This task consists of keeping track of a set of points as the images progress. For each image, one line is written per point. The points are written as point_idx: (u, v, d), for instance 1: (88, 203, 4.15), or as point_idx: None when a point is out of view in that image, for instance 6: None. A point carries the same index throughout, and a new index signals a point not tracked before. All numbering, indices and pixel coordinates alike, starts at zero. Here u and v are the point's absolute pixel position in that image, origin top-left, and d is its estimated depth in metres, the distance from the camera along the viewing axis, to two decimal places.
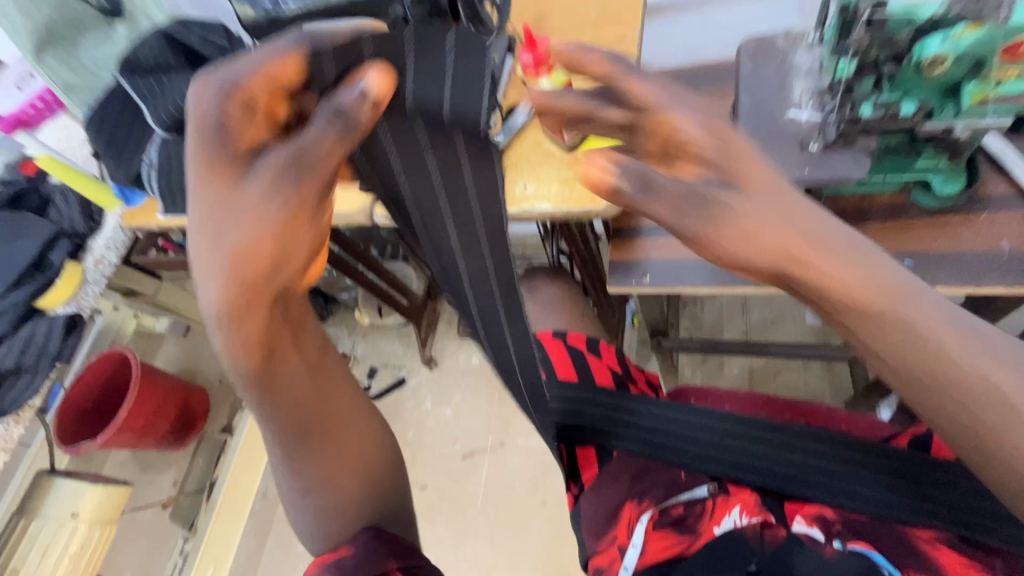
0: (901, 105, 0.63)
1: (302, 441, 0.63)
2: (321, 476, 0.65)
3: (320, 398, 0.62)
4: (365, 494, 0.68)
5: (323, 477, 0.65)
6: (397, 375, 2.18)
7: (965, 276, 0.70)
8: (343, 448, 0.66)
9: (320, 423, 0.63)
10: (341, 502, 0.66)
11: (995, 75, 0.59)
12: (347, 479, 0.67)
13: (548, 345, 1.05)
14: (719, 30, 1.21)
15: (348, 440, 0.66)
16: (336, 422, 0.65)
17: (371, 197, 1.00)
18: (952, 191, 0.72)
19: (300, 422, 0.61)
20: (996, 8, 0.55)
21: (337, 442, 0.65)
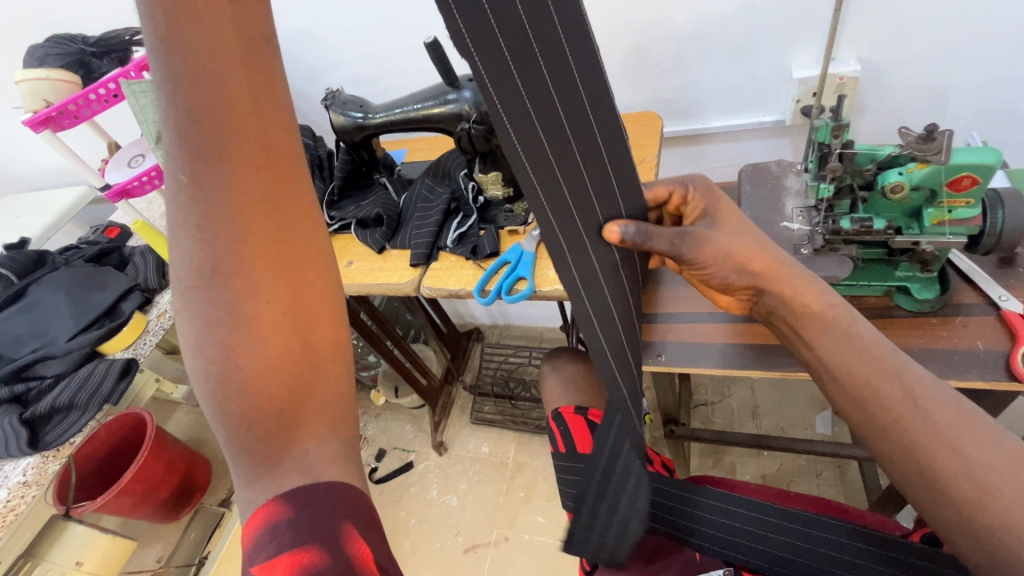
0: (873, 221, 0.77)
1: (235, 323, 0.39)
2: (253, 391, 0.40)
3: (284, 287, 0.41)
4: (323, 427, 0.43)
5: (262, 409, 0.40)
6: (406, 458, 2.18)
7: (946, 370, 0.79)
8: (303, 345, 0.41)
9: (278, 299, 0.40)
10: (290, 435, 0.41)
11: (946, 204, 0.74)
12: (289, 398, 0.41)
13: (570, 419, 1.15)
14: (722, 162, 1.44)
15: (311, 334, 0.42)
16: (297, 307, 0.41)
17: (420, 272, 1.15)
18: (929, 297, 0.84)
19: (248, 291, 0.39)
20: (937, 152, 0.69)
21: (293, 330, 0.41)
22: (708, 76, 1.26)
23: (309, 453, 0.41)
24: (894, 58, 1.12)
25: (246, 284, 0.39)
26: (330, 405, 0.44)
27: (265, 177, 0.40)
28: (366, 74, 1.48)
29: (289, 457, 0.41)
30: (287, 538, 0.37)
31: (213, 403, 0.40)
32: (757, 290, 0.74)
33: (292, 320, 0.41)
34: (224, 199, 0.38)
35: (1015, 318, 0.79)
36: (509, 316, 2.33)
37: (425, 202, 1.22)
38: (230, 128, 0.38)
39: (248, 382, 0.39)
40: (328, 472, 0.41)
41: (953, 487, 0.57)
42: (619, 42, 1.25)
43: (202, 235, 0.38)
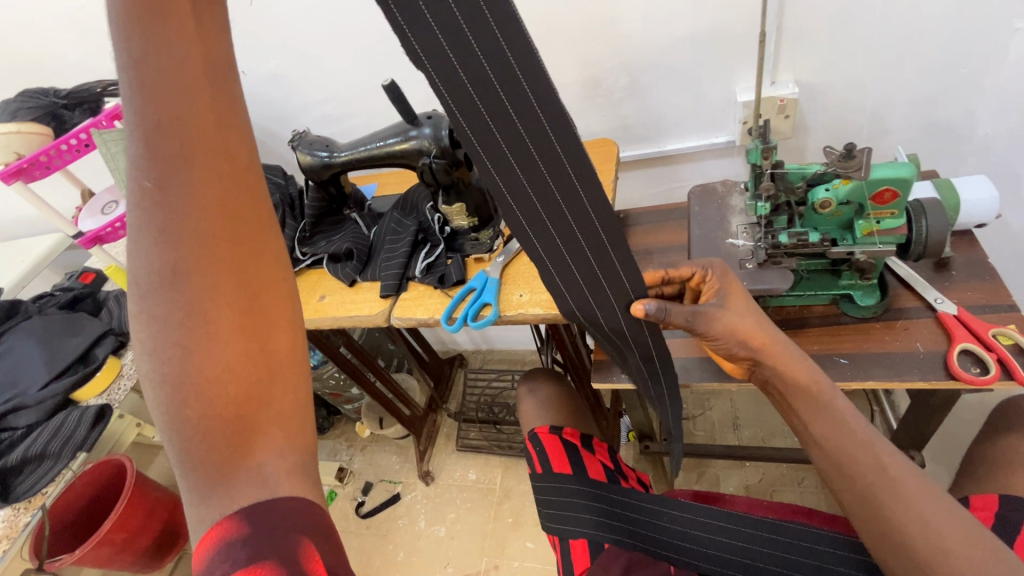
0: (809, 235, 0.82)
1: (192, 322, 0.36)
2: (210, 397, 0.36)
3: (239, 280, 0.37)
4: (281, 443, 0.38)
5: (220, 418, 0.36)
6: (392, 490, 2.16)
7: (890, 372, 0.83)
8: (264, 349, 0.38)
9: (236, 298, 0.37)
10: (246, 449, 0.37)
11: (873, 215, 0.79)
12: (250, 408, 0.37)
13: (545, 439, 1.17)
14: (682, 182, 1.50)
15: (273, 336, 0.38)
16: (258, 308, 0.38)
17: (390, 302, 1.17)
18: (871, 303, 0.88)
19: (207, 287, 0.36)
20: (856, 168, 0.73)
21: (253, 332, 0.37)
22: (660, 103, 1.32)
23: (270, 470, 0.37)
24: (829, 81, 1.19)
25: (205, 281, 0.36)
26: (296, 415, 0.39)
27: (228, 171, 0.38)
28: (335, 114, 1.53)
29: (246, 474, 0.36)
30: (241, 556, 0.33)
31: (168, 413, 0.36)
32: (754, 364, 0.76)
33: (252, 320, 0.37)
34: (184, 192, 0.36)
35: (950, 320, 0.83)
36: (491, 341, 2.35)
37: (393, 235, 1.25)
38: (192, 124, 0.37)
39: (205, 388, 0.36)
40: (286, 488, 0.37)
41: (913, 549, 0.65)
42: (574, 75, 1.31)
43: (160, 229, 0.36)
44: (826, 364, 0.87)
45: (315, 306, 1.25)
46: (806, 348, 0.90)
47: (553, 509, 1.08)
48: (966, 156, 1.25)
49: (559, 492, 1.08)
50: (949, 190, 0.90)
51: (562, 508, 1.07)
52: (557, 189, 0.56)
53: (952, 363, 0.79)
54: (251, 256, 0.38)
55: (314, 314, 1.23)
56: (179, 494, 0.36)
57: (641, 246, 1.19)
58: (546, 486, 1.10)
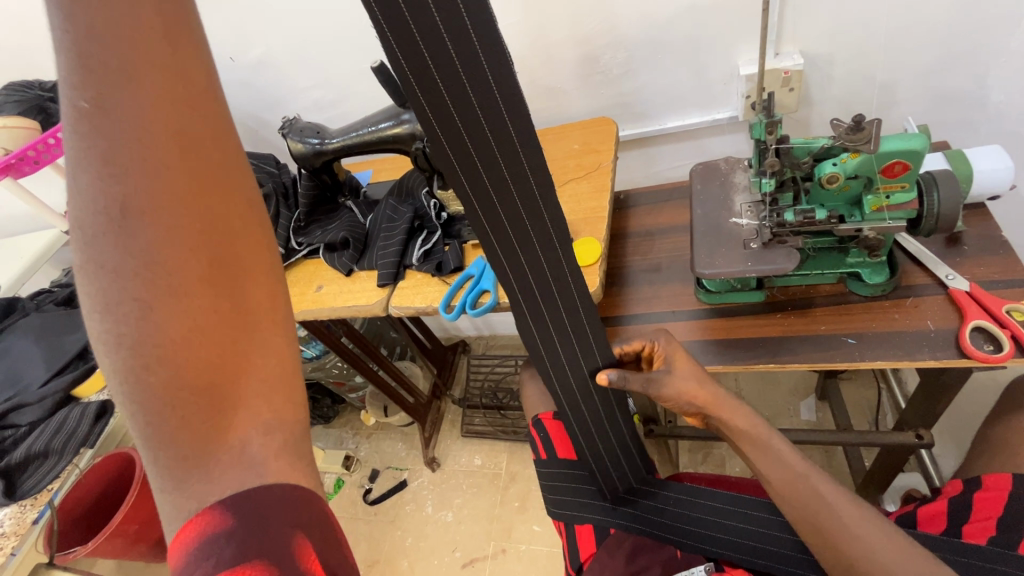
0: (815, 212, 0.79)
1: (150, 273, 0.31)
2: (176, 358, 0.32)
3: (207, 231, 0.33)
4: (267, 410, 0.35)
5: (194, 384, 0.33)
6: (399, 477, 2.17)
7: (900, 351, 0.80)
8: (236, 306, 0.34)
9: (202, 248, 0.33)
10: (223, 420, 0.34)
11: (882, 190, 0.76)
12: (221, 370, 0.34)
13: (548, 425, 1.13)
14: (684, 160, 1.46)
15: (246, 292, 0.35)
16: (228, 259, 0.34)
17: (388, 291, 1.15)
18: (881, 281, 0.85)
19: (167, 233, 0.32)
20: (865, 141, 0.70)
21: (223, 285, 0.34)
22: (660, 78, 1.28)
23: (249, 442, 0.34)
24: (835, 50, 1.14)
25: (164, 231, 0.32)
26: (281, 378, 0.36)
27: (186, 99, 0.33)
28: (326, 99, 1.49)
29: (222, 445, 0.33)
30: (227, 553, 0.30)
31: (128, 373, 0.32)
32: (706, 416, 0.85)
33: (220, 273, 0.34)
34: (134, 118, 0.31)
35: (963, 297, 0.81)
36: (493, 327, 2.34)
37: (389, 223, 1.23)
38: (145, 49, 0.31)
39: (169, 350, 0.32)
40: (272, 469, 0.34)
41: None
42: (570, 52, 1.27)
43: (107, 163, 0.31)
44: (834, 344, 0.85)
45: (313, 297, 1.24)
46: (813, 329, 0.88)
47: (558, 495, 1.07)
48: (979, 124, 1.21)
49: (563, 479, 1.06)
50: (961, 162, 0.88)
51: (566, 494, 1.06)
52: (511, 172, 0.55)
53: (964, 341, 0.76)
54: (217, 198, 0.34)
55: (313, 306, 1.22)
56: (145, 463, 0.33)
57: (643, 227, 1.16)
58: (550, 473, 1.09)
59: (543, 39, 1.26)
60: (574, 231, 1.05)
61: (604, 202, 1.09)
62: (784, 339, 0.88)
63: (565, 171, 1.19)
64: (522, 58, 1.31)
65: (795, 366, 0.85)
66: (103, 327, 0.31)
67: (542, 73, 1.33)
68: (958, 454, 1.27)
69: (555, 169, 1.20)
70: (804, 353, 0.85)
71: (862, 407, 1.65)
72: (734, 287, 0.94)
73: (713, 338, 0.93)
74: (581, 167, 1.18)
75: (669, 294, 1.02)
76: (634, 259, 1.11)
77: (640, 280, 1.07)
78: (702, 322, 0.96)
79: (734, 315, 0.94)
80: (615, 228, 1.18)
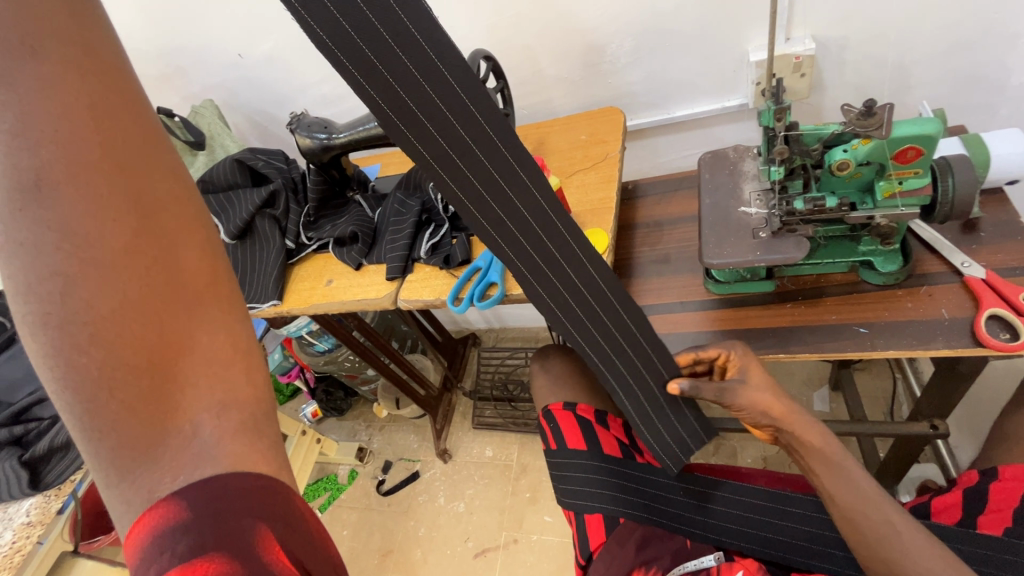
0: (825, 200, 0.78)
1: (72, 245, 0.31)
2: (108, 336, 0.31)
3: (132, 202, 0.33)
4: (211, 390, 0.34)
5: (127, 365, 0.32)
6: (412, 468, 2.20)
7: (913, 340, 0.79)
8: (170, 277, 0.34)
9: (129, 218, 0.33)
10: (164, 402, 0.33)
11: (894, 175, 0.75)
12: (159, 335, 0.33)
13: (559, 416, 1.12)
14: (693, 149, 1.44)
15: (179, 254, 0.34)
16: (154, 219, 0.34)
17: (396, 285, 1.16)
18: (893, 269, 0.84)
19: (87, 198, 0.32)
20: (876, 127, 0.69)
21: (149, 247, 0.34)
22: (668, 65, 1.26)
23: (200, 422, 0.33)
24: (848, 33, 1.12)
25: (87, 201, 0.32)
26: (229, 357, 0.36)
27: (97, 71, 0.34)
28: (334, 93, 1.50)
29: (171, 427, 0.32)
30: (183, 547, 0.28)
31: (57, 358, 0.31)
32: (778, 431, 0.80)
33: (147, 236, 0.34)
34: (39, 87, 0.32)
35: (978, 284, 0.79)
36: (503, 319, 2.35)
37: (397, 217, 1.23)
38: (59, 40, 0.33)
39: (100, 324, 0.31)
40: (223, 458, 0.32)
41: None
42: (577, 40, 1.26)
43: (22, 134, 0.31)
44: (845, 334, 0.84)
45: (323, 291, 1.26)
46: (824, 319, 0.87)
47: (567, 485, 1.06)
48: (997, 107, 1.17)
49: (573, 469, 1.05)
50: (977, 146, 0.86)
51: (576, 484, 1.05)
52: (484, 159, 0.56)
53: (980, 329, 0.75)
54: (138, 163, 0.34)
55: (323, 299, 1.24)
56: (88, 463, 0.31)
57: (650, 218, 1.16)
58: (559, 463, 1.08)
59: (548, 27, 1.25)
60: (581, 222, 1.05)
61: (611, 192, 1.08)
62: (794, 329, 0.87)
63: (571, 162, 1.18)
64: (527, 48, 1.30)
65: (805, 356, 0.84)
66: (25, 303, 0.31)
67: (548, 63, 1.32)
68: (975, 444, 1.25)
69: (561, 160, 1.20)
70: (814, 343, 0.85)
71: (876, 398, 1.63)
72: (743, 277, 0.93)
73: (722, 328, 0.93)
74: (587, 157, 1.17)
75: (677, 285, 1.02)
76: (641, 250, 1.10)
77: (648, 270, 1.06)
78: (711, 313, 0.95)
79: (743, 305, 0.94)
80: (623, 219, 1.17)
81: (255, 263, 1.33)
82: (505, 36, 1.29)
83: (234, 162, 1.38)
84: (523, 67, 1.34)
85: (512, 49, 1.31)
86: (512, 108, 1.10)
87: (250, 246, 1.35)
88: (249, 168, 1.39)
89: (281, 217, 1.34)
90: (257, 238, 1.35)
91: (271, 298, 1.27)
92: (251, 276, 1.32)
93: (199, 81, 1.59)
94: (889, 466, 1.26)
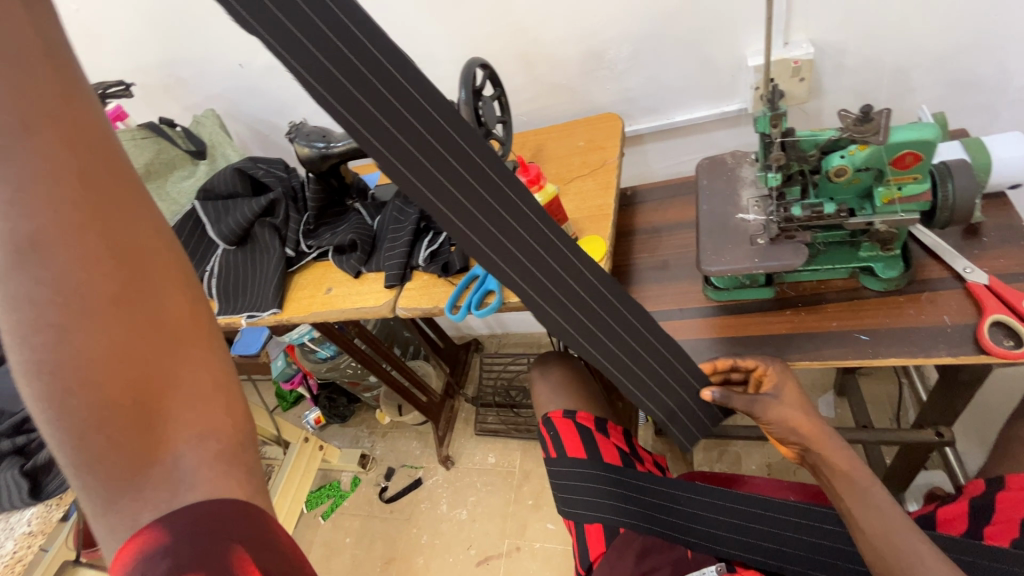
0: (823, 206, 0.77)
1: (63, 296, 0.32)
2: (97, 378, 0.33)
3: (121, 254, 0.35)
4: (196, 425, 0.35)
5: (116, 405, 0.33)
6: (414, 475, 2.19)
7: (913, 348, 0.78)
8: (155, 321, 0.35)
9: (117, 270, 0.35)
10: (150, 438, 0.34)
11: (893, 181, 0.74)
12: (146, 369, 0.34)
13: (559, 424, 1.11)
14: (692, 154, 1.44)
15: (162, 299, 0.36)
16: (135, 252, 0.36)
17: (394, 293, 1.16)
18: (894, 275, 0.83)
19: (78, 250, 0.33)
20: (872, 133, 0.69)
21: (131, 279, 0.35)
22: (666, 71, 1.26)
23: (183, 452, 0.34)
24: (848, 36, 1.11)
25: (78, 253, 0.33)
26: (214, 393, 0.37)
27: (80, 136, 0.35)
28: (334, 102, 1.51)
29: (155, 458, 0.34)
30: (161, 569, 0.30)
31: (49, 402, 0.32)
32: (804, 450, 0.76)
33: (130, 269, 0.35)
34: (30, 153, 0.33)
35: (981, 290, 0.78)
36: (506, 325, 2.34)
37: (396, 224, 1.23)
38: (42, 106, 0.35)
39: (90, 367, 0.32)
40: (199, 492, 0.33)
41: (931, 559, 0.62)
42: (575, 46, 1.26)
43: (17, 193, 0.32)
44: (845, 341, 0.83)
45: (322, 299, 1.26)
46: (824, 326, 0.86)
47: (567, 493, 1.05)
48: (999, 111, 1.16)
49: (572, 477, 1.04)
50: (979, 150, 0.85)
51: (575, 493, 1.04)
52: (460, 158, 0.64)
53: (982, 336, 0.74)
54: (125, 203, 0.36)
55: (323, 308, 1.24)
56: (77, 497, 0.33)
57: (649, 224, 1.15)
58: (559, 471, 1.07)
59: (546, 34, 1.25)
60: (579, 229, 1.05)
61: (609, 199, 1.08)
62: (794, 336, 0.86)
63: (569, 169, 1.18)
64: (526, 55, 1.30)
65: (805, 364, 0.83)
66: (21, 353, 0.32)
67: (546, 69, 1.32)
68: (983, 450, 1.23)
69: (560, 167, 1.20)
70: (814, 350, 0.84)
71: (881, 404, 1.61)
72: (742, 284, 0.92)
73: (720, 336, 0.92)
74: (586, 164, 1.17)
75: (676, 292, 1.01)
76: (640, 257, 1.10)
77: (647, 277, 1.06)
78: (709, 320, 0.94)
79: (742, 312, 0.93)
80: (622, 225, 1.17)
81: (255, 271, 1.34)
82: (504, 43, 1.29)
83: (234, 171, 1.38)
84: (522, 74, 1.35)
85: (511, 56, 1.31)
86: (510, 115, 1.10)
87: (249, 254, 1.35)
88: (249, 177, 1.40)
89: (281, 226, 1.34)
90: (256, 246, 1.35)
91: (271, 306, 1.29)
92: (253, 285, 1.33)
93: (201, 91, 1.60)
94: (896, 473, 1.24)
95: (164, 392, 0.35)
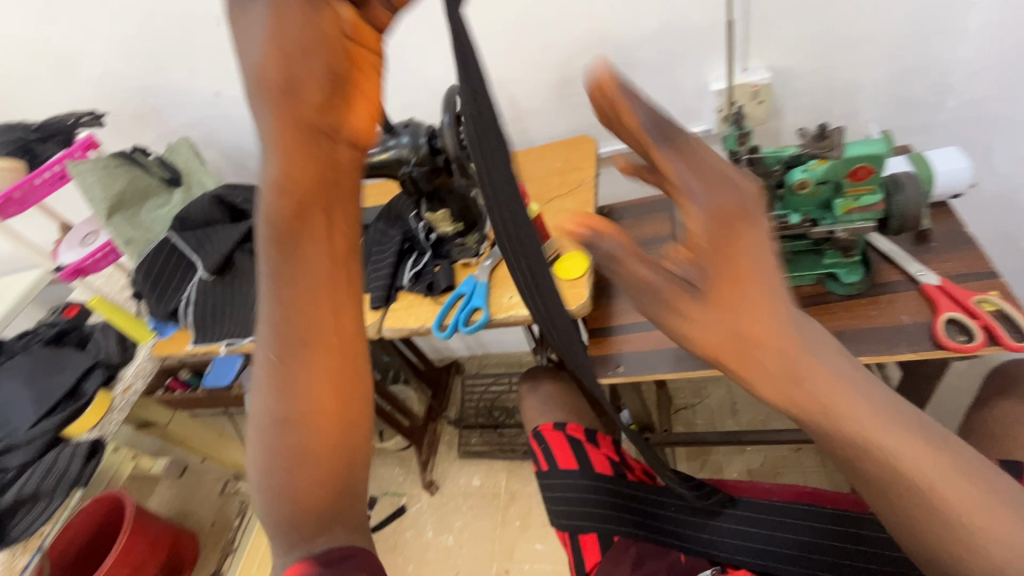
0: (788, 218, 0.83)
1: (300, 406, 0.48)
2: (304, 465, 0.48)
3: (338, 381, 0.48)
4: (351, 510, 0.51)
5: (308, 481, 0.49)
6: (397, 502, 2.15)
7: (878, 346, 0.84)
8: (344, 435, 0.49)
9: (334, 396, 0.48)
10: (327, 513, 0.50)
11: (851, 193, 0.80)
12: (336, 467, 0.49)
13: (549, 437, 1.13)
14: None
15: (353, 417, 0.50)
16: (348, 383, 0.49)
17: (379, 314, 1.16)
18: (856, 280, 0.90)
19: (314, 379, 0.47)
20: (830, 148, 0.76)
21: (340, 399, 0.49)
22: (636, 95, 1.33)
23: (335, 532, 0.50)
24: (800, 62, 1.20)
25: (310, 380, 0.47)
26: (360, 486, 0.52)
27: (336, 285, 0.47)
28: None
29: (324, 525, 0.50)
30: None
31: (272, 467, 0.49)
32: None
33: (340, 395, 0.49)
34: (296, 296, 0.46)
35: (934, 291, 0.84)
36: (486, 346, 2.35)
37: (379, 247, 1.25)
38: (319, 257, 0.46)
39: (302, 457, 0.48)
40: (339, 533, 0.50)
41: None
42: (548, 73, 1.32)
43: (284, 317, 0.46)
44: None
45: None
46: None
47: (561, 506, 1.06)
48: (937, 129, 1.27)
49: (565, 489, 1.06)
50: (922, 164, 0.93)
51: (568, 505, 1.05)
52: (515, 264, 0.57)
53: (938, 332, 0.80)
54: (309, 228, 0.45)
55: None
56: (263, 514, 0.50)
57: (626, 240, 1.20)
58: (552, 484, 1.08)
59: (522, 61, 1.30)
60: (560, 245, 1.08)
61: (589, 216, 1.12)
62: None
63: (548, 189, 1.22)
64: (502, 82, 1.35)
65: None
66: (265, 415, 0.48)
67: (522, 95, 1.37)
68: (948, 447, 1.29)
69: (539, 187, 1.24)
70: None
71: None
72: None
73: None
74: (564, 184, 1.22)
75: None
76: None
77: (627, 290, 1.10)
78: None
79: None
80: None
81: (234, 296, 1.32)
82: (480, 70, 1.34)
83: (212, 199, 1.39)
84: (498, 100, 1.40)
85: (487, 83, 1.36)
86: None
87: (227, 279, 1.32)
88: (228, 204, 1.41)
89: None
90: (235, 271, 1.34)
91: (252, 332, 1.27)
92: (232, 310, 1.31)
93: (175, 119, 1.59)
94: None
95: (340, 460, 0.49)
